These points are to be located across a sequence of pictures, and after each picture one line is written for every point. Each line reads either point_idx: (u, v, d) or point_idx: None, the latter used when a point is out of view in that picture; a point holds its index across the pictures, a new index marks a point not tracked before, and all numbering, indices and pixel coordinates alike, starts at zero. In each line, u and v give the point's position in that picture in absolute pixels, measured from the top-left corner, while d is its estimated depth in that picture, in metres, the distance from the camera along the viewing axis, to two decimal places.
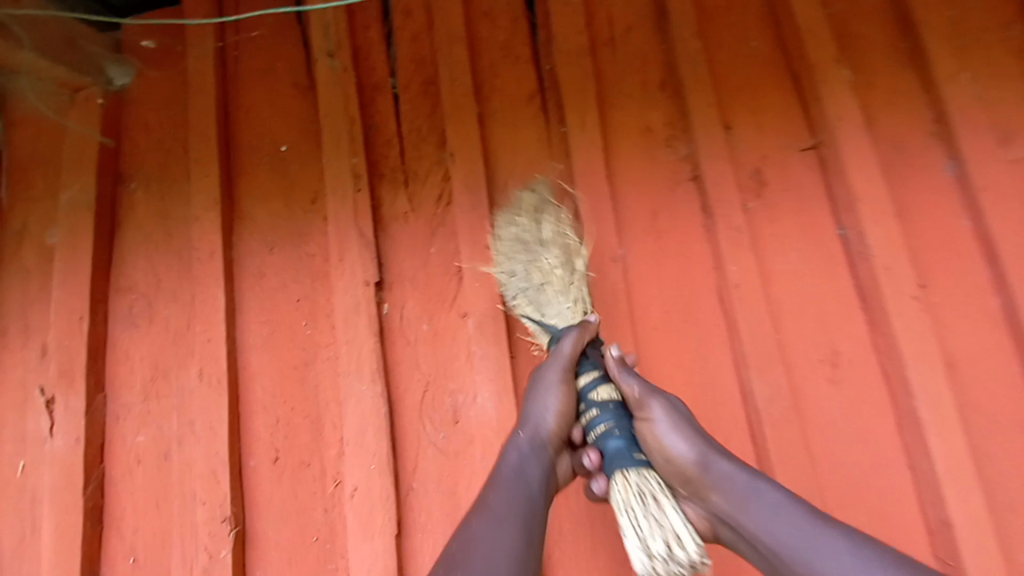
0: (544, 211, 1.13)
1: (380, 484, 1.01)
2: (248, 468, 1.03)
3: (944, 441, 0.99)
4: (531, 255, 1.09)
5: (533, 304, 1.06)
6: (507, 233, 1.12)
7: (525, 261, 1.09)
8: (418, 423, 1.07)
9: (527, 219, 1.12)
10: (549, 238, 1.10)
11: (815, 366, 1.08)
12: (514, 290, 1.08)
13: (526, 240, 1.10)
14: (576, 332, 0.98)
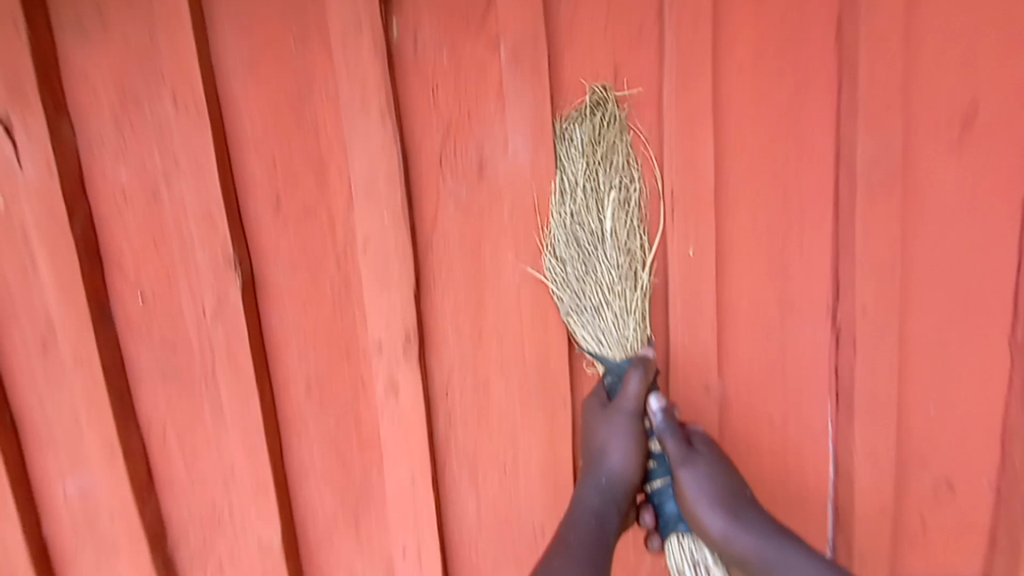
0: (604, 177, 0.85)
1: (393, 237, 0.91)
2: (249, 213, 0.94)
3: None
4: (590, 257, 0.88)
5: (590, 327, 0.90)
6: (557, 227, 0.88)
7: (581, 266, 0.88)
8: (436, 174, 0.91)
9: (585, 199, 0.86)
10: (611, 233, 0.86)
11: (937, 127, 0.85)
12: (566, 304, 0.90)
13: (580, 239, 0.88)
14: (641, 370, 0.87)
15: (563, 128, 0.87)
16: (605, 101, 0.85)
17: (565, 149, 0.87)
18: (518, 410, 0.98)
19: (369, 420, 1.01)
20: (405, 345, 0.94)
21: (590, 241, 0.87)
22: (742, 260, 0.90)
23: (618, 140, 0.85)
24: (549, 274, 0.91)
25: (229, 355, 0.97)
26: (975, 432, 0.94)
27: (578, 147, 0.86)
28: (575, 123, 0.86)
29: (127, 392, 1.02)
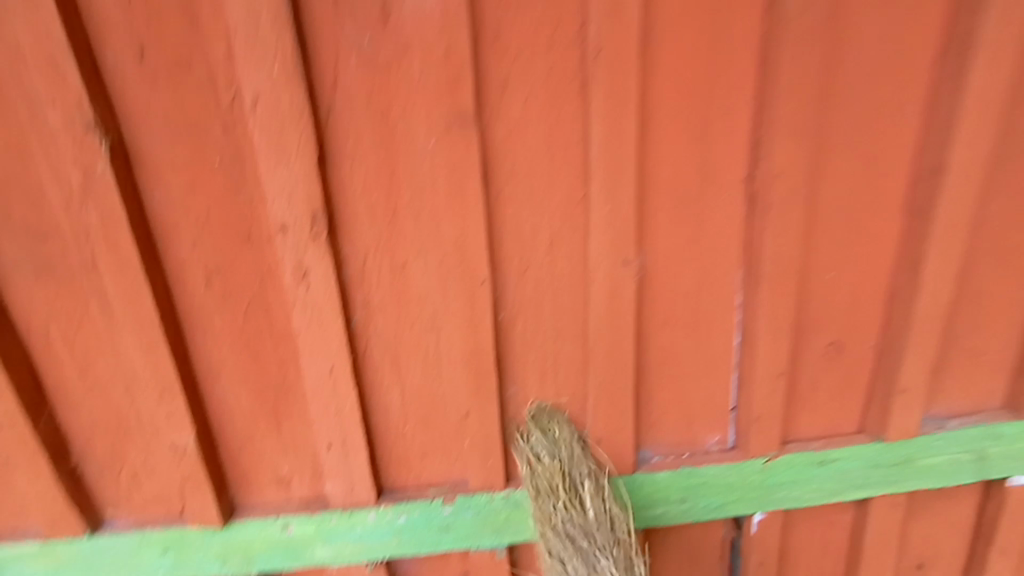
0: (574, 472, 0.99)
1: (288, 95, 0.79)
2: (106, 64, 0.78)
3: (980, 73, 0.84)
4: (583, 543, 0.98)
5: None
6: (551, 526, 0.98)
7: (583, 561, 0.98)
8: (332, 19, 0.78)
9: (568, 500, 0.98)
10: (597, 517, 0.99)
11: None
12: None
13: (579, 543, 0.98)
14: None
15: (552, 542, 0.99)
16: (538, 419, 1.02)
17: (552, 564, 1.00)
18: (440, 292, 0.94)
19: (280, 311, 0.94)
20: (312, 227, 0.87)
21: (590, 560, 0.98)
22: (665, 121, 0.87)
23: (572, 439, 1.01)
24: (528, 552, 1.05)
25: (107, 240, 0.84)
26: (866, 297, 1.01)
27: (545, 452, 0.99)
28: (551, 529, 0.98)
29: None
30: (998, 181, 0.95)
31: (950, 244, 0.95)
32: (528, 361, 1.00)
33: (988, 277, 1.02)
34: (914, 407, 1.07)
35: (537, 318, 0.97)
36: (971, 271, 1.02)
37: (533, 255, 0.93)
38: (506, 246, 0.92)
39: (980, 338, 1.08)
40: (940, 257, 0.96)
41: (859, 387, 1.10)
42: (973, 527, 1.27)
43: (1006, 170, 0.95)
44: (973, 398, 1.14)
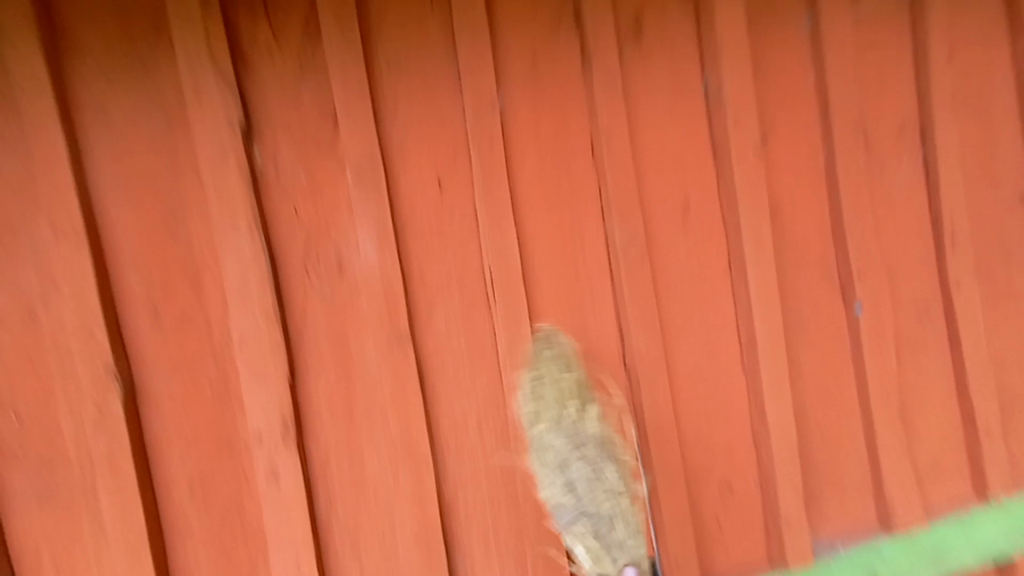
0: (575, 402, 1.11)
1: (267, 333, 1.06)
2: (127, 324, 1.02)
3: (758, 271, 1.23)
4: (591, 454, 1.09)
5: (591, 462, 1.07)
6: (554, 436, 1.08)
7: (587, 464, 1.07)
8: (302, 276, 1.08)
9: (581, 410, 1.10)
10: (592, 427, 1.10)
11: (668, 213, 1.22)
12: (565, 482, 1.07)
13: (584, 442, 1.09)
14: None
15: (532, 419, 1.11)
16: (544, 334, 1.16)
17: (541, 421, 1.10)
18: (392, 475, 1.13)
19: (253, 507, 1.10)
20: (283, 432, 1.07)
21: (589, 452, 1.08)
22: (552, 321, 1.18)
23: (572, 370, 1.14)
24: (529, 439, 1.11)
25: (110, 465, 1.01)
26: (735, 438, 1.28)
27: (557, 363, 1.13)
28: (542, 423, 1.10)
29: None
30: (801, 339, 1.30)
31: (780, 392, 1.25)
32: (471, 527, 1.17)
33: (822, 414, 1.32)
34: (801, 534, 1.28)
35: (474, 487, 1.17)
36: (807, 408, 1.31)
37: (465, 434, 1.16)
38: (443, 428, 1.16)
39: (836, 466, 1.33)
40: (777, 404, 1.25)
41: (756, 522, 1.30)
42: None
43: (805, 333, 1.31)
44: (854, 520, 1.35)
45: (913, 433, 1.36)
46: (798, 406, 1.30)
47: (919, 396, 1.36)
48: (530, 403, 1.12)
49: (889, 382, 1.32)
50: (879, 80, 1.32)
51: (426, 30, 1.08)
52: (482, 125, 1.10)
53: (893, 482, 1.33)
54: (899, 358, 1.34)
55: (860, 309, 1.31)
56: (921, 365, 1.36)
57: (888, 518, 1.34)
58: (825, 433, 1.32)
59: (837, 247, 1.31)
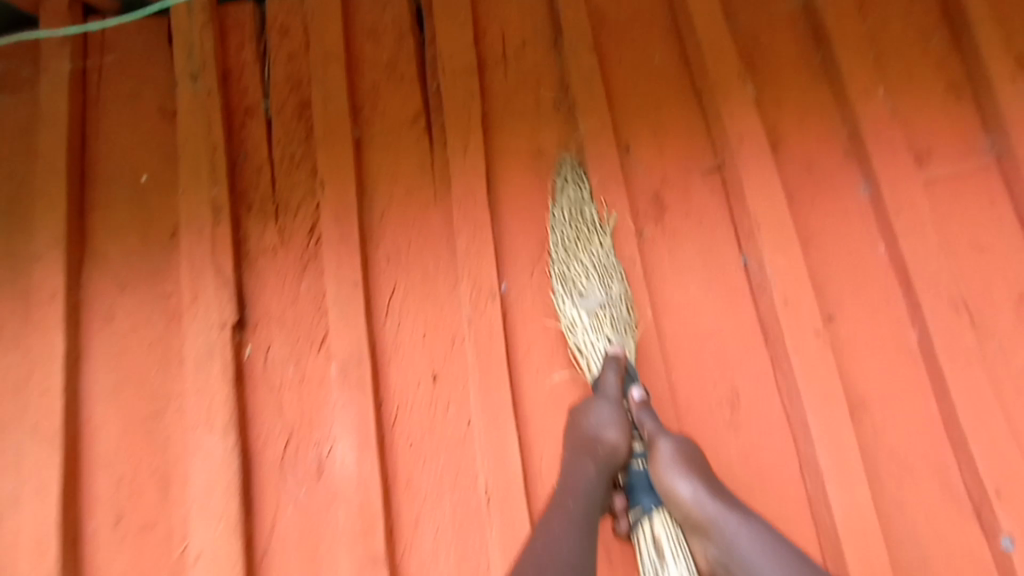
0: (573, 184, 1.08)
1: (227, 548, 0.91)
2: (87, 531, 0.94)
3: (845, 487, 0.93)
4: (612, 272, 1.02)
5: (624, 306, 1.01)
6: (583, 244, 1.04)
7: (576, 247, 1.05)
8: (279, 478, 0.98)
9: (608, 240, 1.04)
10: (594, 215, 1.06)
11: (712, 411, 1.02)
12: (599, 302, 1.00)
13: (594, 227, 1.05)
14: (615, 366, 0.96)
15: (555, 187, 1.09)
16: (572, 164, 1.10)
17: (554, 211, 1.08)
18: None
19: None
20: None
21: (585, 221, 1.05)
22: None
23: (580, 188, 1.08)
24: (551, 244, 1.06)
25: None
26: None
27: (589, 216, 1.06)
28: (560, 181, 1.09)
29: None
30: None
31: None
32: None
33: None
34: None
35: None
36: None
37: None
38: None
39: None
40: None
41: None
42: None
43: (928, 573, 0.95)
44: None
45: None
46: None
47: None
48: (554, 179, 1.10)
49: None
50: (976, 246, 1.11)
51: (429, 226, 1.08)
52: (480, 315, 1.00)
53: None
54: None
55: (1010, 543, 0.92)
56: None
57: None
58: None
59: (958, 454, 0.99)
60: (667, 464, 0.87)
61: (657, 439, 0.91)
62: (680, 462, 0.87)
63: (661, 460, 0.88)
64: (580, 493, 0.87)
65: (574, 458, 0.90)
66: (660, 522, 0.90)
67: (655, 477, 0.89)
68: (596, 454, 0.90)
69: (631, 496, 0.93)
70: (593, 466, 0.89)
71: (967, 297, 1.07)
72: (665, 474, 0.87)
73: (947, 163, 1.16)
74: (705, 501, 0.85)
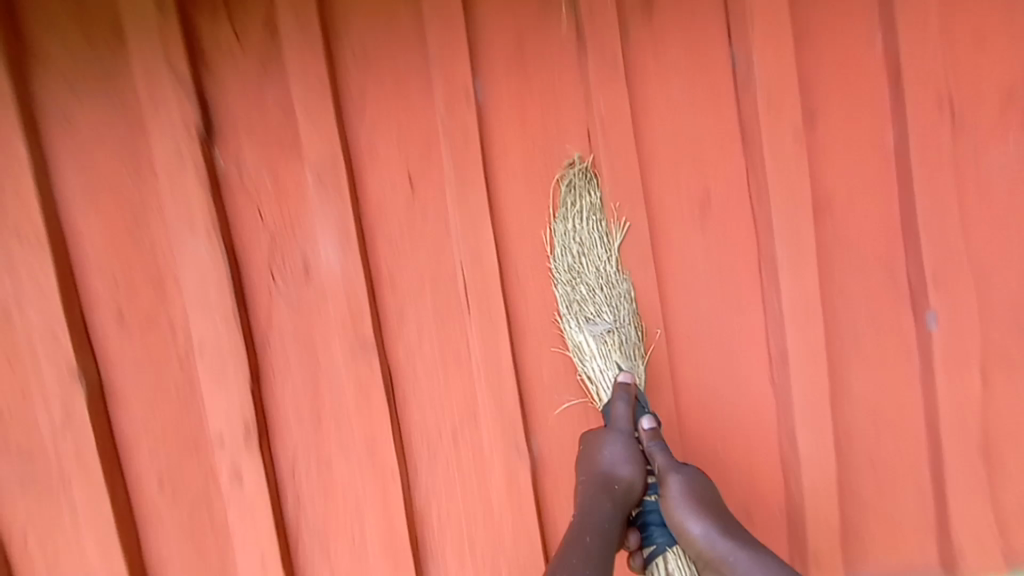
0: (584, 194, 1.02)
1: (227, 339, 1.02)
2: (95, 325, 1.03)
3: (795, 278, 1.04)
4: (619, 293, 1.02)
5: (632, 328, 1.03)
6: (588, 263, 1.02)
7: (584, 269, 1.02)
8: (269, 280, 1.05)
9: (613, 251, 1.02)
10: (602, 235, 1.02)
11: (682, 213, 1.05)
12: (607, 328, 1.01)
13: (602, 245, 1.02)
14: (625, 397, 1.00)
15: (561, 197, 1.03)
16: (579, 165, 1.02)
17: (559, 230, 1.03)
18: (358, 481, 1.11)
19: (218, 503, 1.11)
20: (245, 437, 1.06)
21: (590, 245, 1.02)
22: (535, 329, 1.07)
23: (589, 198, 1.02)
24: (554, 267, 1.04)
25: (79, 461, 1.03)
26: (762, 469, 1.13)
27: (595, 231, 1.02)
28: (564, 187, 1.03)
29: None
30: (851, 355, 1.10)
31: (817, 420, 1.09)
32: (444, 543, 1.13)
33: (877, 447, 1.13)
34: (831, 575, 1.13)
35: (449, 502, 1.12)
36: (860, 446, 1.13)
37: (439, 449, 1.11)
38: (413, 437, 1.11)
39: (891, 503, 1.15)
40: (813, 432, 1.09)
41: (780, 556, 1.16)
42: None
43: (857, 350, 1.10)
44: (909, 566, 1.17)
45: (998, 470, 1.13)
46: (845, 443, 1.12)
47: (1007, 426, 1.13)
48: (558, 184, 1.04)
49: (967, 405, 1.10)
50: (980, 39, 1.04)
51: (397, 21, 0.99)
52: (455, 119, 0.99)
53: (962, 521, 1.14)
54: (987, 384, 1.11)
55: (934, 321, 1.08)
56: (1017, 389, 1.12)
57: (954, 567, 1.15)
58: (880, 468, 1.14)
59: (908, 249, 1.07)
60: (678, 503, 0.93)
61: (667, 473, 0.96)
62: (689, 500, 0.93)
63: (672, 499, 0.94)
64: (596, 528, 0.92)
65: (592, 492, 0.95)
66: (673, 558, 0.98)
67: (668, 513, 0.95)
68: (612, 492, 0.96)
69: (645, 531, 1.02)
70: (610, 505, 0.95)
71: (956, 96, 1.04)
72: (677, 511, 0.94)
73: None
74: (716, 538, 0.91)
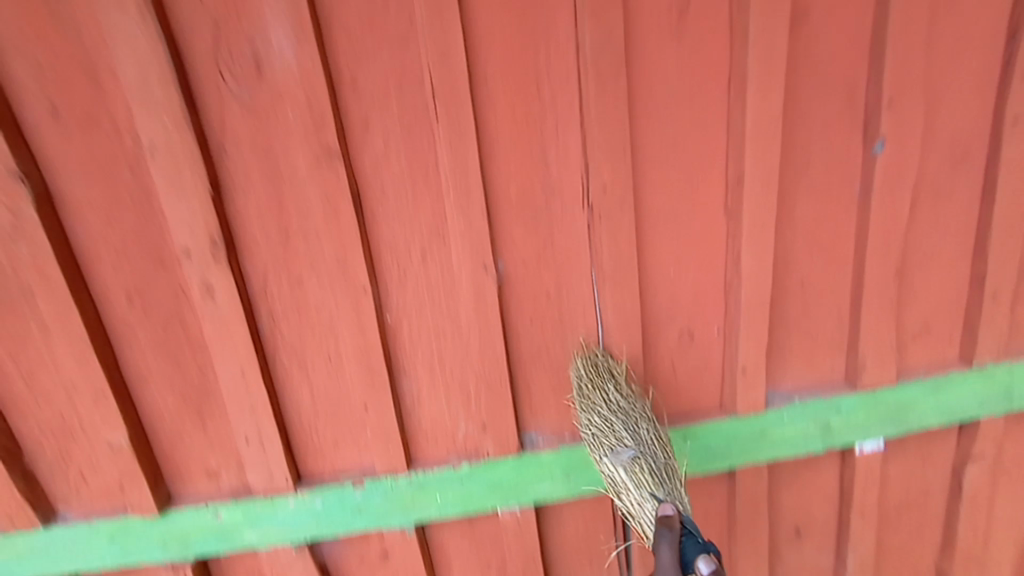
0: (600, 365, 1.17)
1: (180, 140, 0.96)
2: (28, 124, 0.95)
3: (762, 95, 1.06)
4: (637, 424, 1.11)
5: (656, 451, 1.09)
6: (608, 404, 1.12)
7: (603, 403, 1.13)
8: (216, 74, 0.95)
9: (629, 394, 1.15)
10: (616, 384, 1.15)
11: (660, 16, 1.02)
12: (632, 454, 1.07)
13: (617, 387, 1.16)
14: (668, 536, 0.94)
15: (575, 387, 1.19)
16: (594, 351, 1.20)
17: (584, 407, 1.15)
18: (332, 299, 1.11)
19: (193, 320, 1.10)
20: (212, 251, 1.03)
21: (604, 392, 1.14)
22: (506, 145, 1.06)
23: (606, 363, 1.17)
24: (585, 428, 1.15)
25: (38, 271, 1.01)
26: (706, 289, 1.24)
27: (610, 383, 1.15)
28: (582, 369, 1.18)
29: None
30: (802, 182, 1.17)
31: (762, 240, 1.17)
32: (416, 358, 1.19)
33: (811, 271, 1.25)
34: (754, 383, 1.29)
35: (420, 322, 1.16)
36: (795, 267, 1.24)
37: (410, 267, 1.12)
38: (383, 256, 1.11)
39: (813, 322, 1.30)
40: (757, 252, 1.18)
41: (713, 369, 1.32)
42: (837, 494, 1.53)
43: (808, 175, 1.16)
44: (818, 374, 1.36)
45: (908, 292, 1.30)
46: (782, 264, 1.24)
47: (923, 253, 1.27)
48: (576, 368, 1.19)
49: (895, 230, 1.21)
50: None
51: None
52: None
53: (872, 341, 1.30)
54: (914, 209, 1.22)
55: (881, 147, 1.14)
56: (940, 217, 1.24)
57: (855, 377, 1.34)
58: (810, 291, 1.27)
59: (869, 70, 1.10)
60: None
61: None
62: None
63: None
64: None
65: None
66: None
67: None
68: None
69: None
70: None
71: None
72: None
73: None
74: None
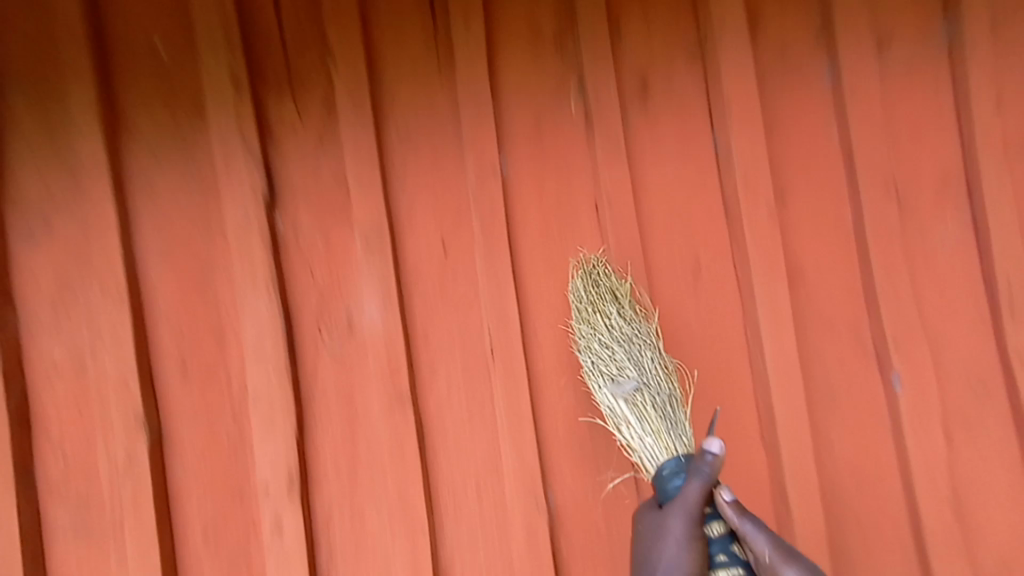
0: (597, 285, 1.09)
1: (280, 390, 1.12)
2: (159, 377, 1.15)
3: (776, 341, 1.18)
4: (638, 345, 1.04)
5: (659, 382, 1.02)
6: (604, 337, 1.05)
7: (611, 363, 1.04)
8: (315, 334, 1.17)
9: (633, 316, 1.07)
10: (619, 313, 1.06)
11: (679, 278, 1.22)
12: (635, 385, 1.01)
13: (619, 296, 1.08)
14: (701, 477, 0.92)
15: (575, 288, 1.12)
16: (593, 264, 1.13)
17: (584, 339, 1.08)
18: (390, 537, 1.16)
19: (258, 556, 1.15)
20: (289, 487, 1.12)
21: (605, 324, 1.06)
22: (552, 388, 1.20)
23: (605, 280, 1.10)
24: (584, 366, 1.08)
25: (135, 509, 1.10)
26: None
27: (610, 302, 1.07)
28: (581, 284, 1.11)
29: (43, 554, 1.11)
30: (832, 415, 1.24)
31: (803, 475, 1.18)
32: None
33: (865, 507, 1.23)
34: None
35: (472, 560, 1.18)
36: (845, 506, 1.22)
37: (464, 500, 1.18)
38: (440, 491, 1.18)
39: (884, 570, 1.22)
40: (800, 486, 1.17)
41: None
42: None
43: (836, 408, 1.24)
44: None
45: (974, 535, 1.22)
46: (833, 502, 1.22)
47: (975, 491, 1.23)
48: (575, 280, 1.13)
49: (936, 463, 1.22)
50: (916, 135, 1.26)
51: (435, 111, 1.19)
52: (484, 192, 1.16)
53: None
54: (951, 439, 1.23)
55: (899, 386, 1.22)
56: (984, 449, 1.24)
57: None
58: (869, 530, 1.22)
59: (870, 316, 1.24)
60: None
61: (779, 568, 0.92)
62: None
63: None
64: None
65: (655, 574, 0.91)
66: None
67: None
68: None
69: None
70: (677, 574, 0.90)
71: (900, 181, 1.24)
72: None
73: (908, 48, 1.26)
74: None
